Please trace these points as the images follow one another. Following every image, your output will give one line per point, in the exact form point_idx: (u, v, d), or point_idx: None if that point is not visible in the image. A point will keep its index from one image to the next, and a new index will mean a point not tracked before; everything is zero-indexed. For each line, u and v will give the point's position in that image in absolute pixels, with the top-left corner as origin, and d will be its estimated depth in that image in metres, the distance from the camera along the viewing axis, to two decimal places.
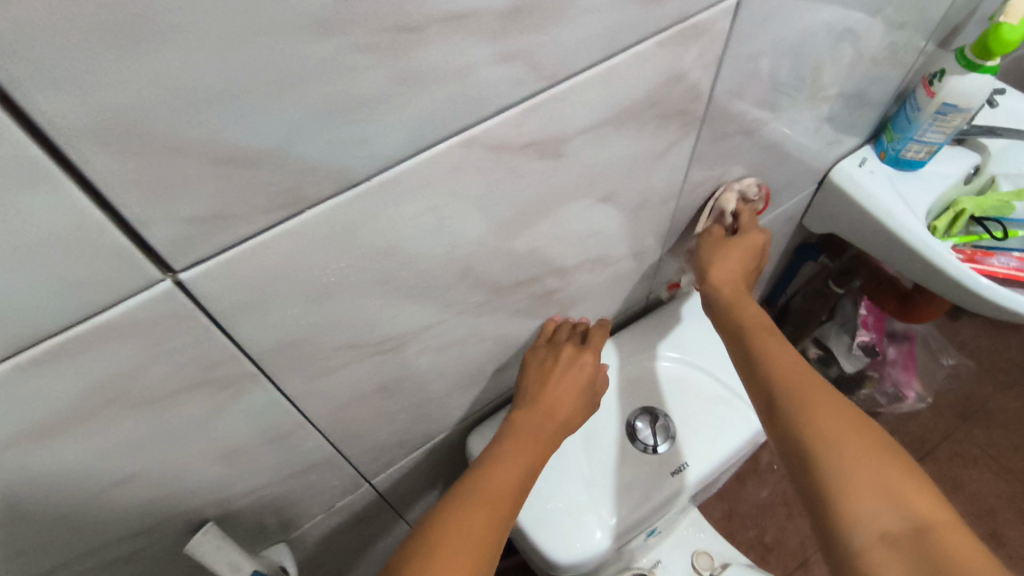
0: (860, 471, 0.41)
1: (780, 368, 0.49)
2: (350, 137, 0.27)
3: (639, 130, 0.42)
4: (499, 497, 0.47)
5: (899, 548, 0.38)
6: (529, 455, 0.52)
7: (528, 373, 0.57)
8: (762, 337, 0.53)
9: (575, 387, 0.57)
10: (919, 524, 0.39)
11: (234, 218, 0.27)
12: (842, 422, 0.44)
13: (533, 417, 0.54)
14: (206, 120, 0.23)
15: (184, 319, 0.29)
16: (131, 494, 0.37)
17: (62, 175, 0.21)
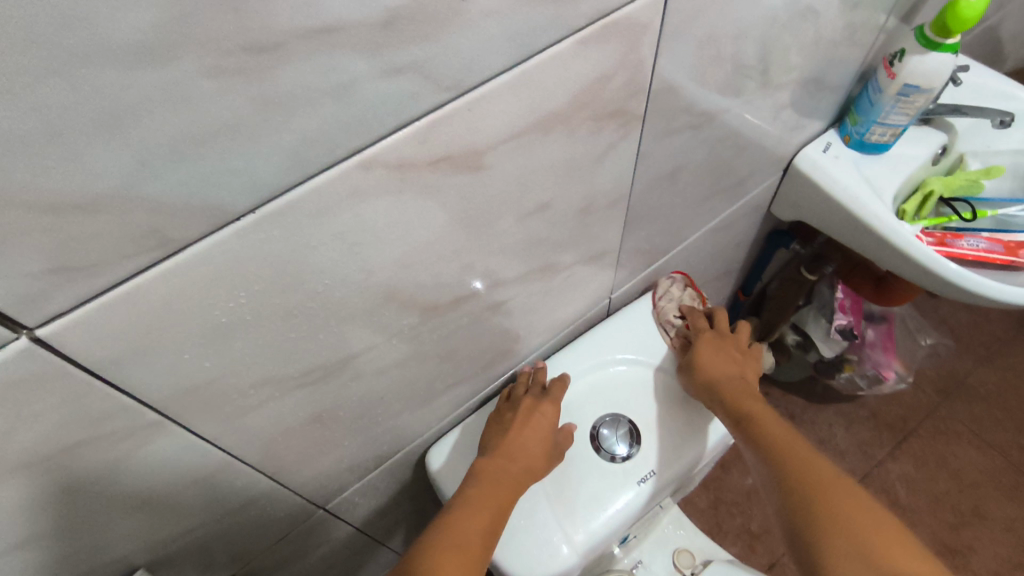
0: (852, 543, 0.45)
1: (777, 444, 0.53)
2: (214, 170, 0.24)
3: (571, 134, 0.39)
4: (467, 550, 0.47)
5: None
6: (492, 502, 0.51)
7: (490, 426, 0.58)
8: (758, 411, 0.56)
9: (538, 431, 0.56)
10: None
11: (90, 268, 0.23)
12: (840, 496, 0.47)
13: (494, 462, 0.54)
14: (22, 164, 0.20)
15: (55, 377, 0.26)
16: (35, 555, 0.34)
17: None
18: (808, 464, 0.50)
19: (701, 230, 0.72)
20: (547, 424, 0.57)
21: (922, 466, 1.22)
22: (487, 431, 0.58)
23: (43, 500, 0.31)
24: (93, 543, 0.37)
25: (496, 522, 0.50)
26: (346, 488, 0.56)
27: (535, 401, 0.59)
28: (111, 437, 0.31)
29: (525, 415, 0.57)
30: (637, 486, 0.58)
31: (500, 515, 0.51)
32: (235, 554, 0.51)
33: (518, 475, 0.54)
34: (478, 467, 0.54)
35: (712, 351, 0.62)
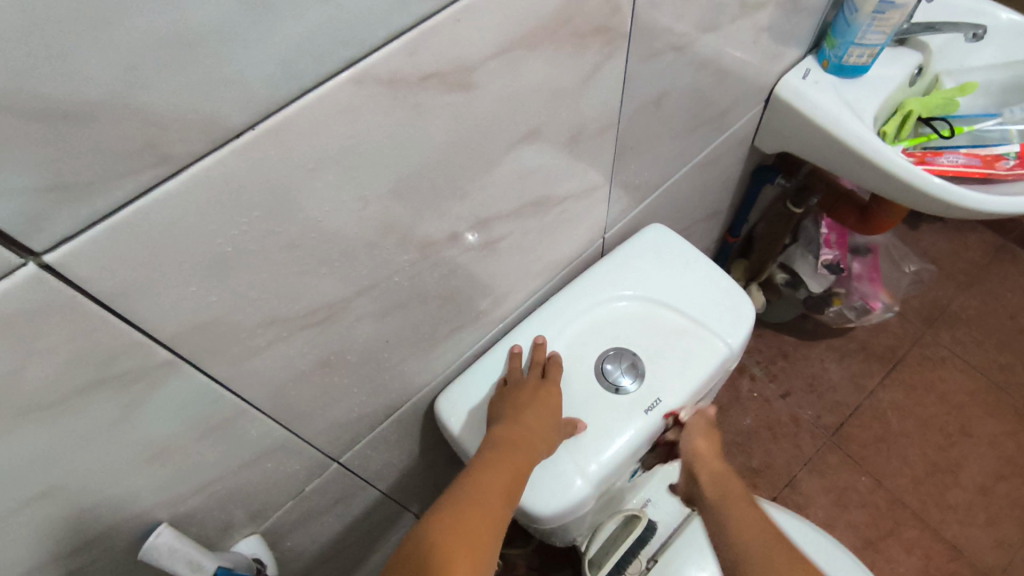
0: None
1: (754, 541, 0.53)
2: (206, 79, 0.23)
3: (557, 53, 0.39)
4: (476, 536, 0.46)
5: None
6: (504, 478, 0.51)
7: (496, 404, 0.58)
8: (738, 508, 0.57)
9: (547, 408, 0.56)
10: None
11: (89, 187, 0.23)
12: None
13: (505, 434, 0.54)
14: (8, 66, 0.19)
15: (63, 306, 0.26)
16: (57, 507, 0.34)
17: None
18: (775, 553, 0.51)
19: (687, 165, 0.72)
20: (554, 404, 0.57)
21: (911, 392, 1.25)
22: (494, 405, 0.59)
23: (62, 451, 0.31)
24: (113, 497, 0.37)
25: (508, 501, 0.50)
26: (358, 441, 0.57)
27: (539, 381, 0.59)
28: (124, 377, 0.31)
29: (533, 393, 0.57)
30: (646, 415, 0.59)
31: (513, 493, 0.50)
32: (252, 511, 0.52)
33: (530, 450, 0.53)
34: (488, 444, 0.54)
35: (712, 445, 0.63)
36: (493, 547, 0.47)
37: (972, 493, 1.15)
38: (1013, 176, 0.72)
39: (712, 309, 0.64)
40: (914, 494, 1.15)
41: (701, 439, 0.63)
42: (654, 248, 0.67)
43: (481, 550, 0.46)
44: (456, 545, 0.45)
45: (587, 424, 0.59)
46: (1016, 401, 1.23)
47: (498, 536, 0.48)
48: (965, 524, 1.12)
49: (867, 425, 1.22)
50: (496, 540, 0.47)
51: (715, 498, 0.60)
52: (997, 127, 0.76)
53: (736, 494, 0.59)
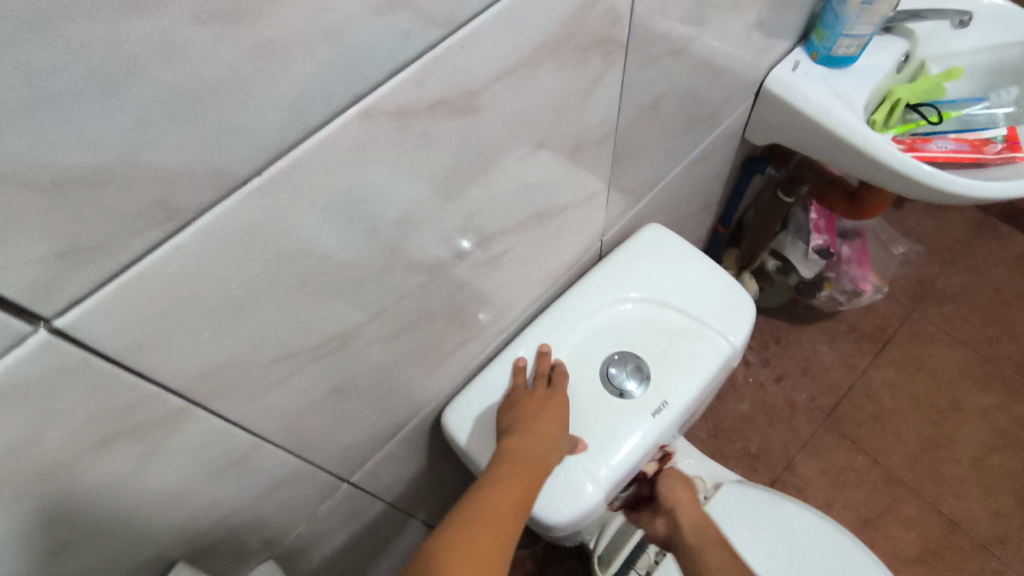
0: None
1: None
2: (218, 130, 0.23)
3: (559, 68, 0.38)
4: (484, 551, 0.44)
5: None
6: (516, 490, 0.50)
7: (503, 417, 0.58)
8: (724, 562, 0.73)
9: (553, 421, 0.56)
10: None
11: (101, 250, 0.22)
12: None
13: (516, 447, 0.53)
14: (18, 139, 0.18)
15: (78, 368, 0.25)
16: (77, 558, 0.34)
17: None
18: None
19: (681, 163, 0.72)
20: (561, 414, 0.57)
21: (902, 369, 1.27)
22: (501, 415, 0.58)
23: (78, 506, 0.31)
24: (131, 543, 0.36)
25: (518, 516, 0.48)
26: (368, 460, 0.56)
27: (545, 391, 0.59)
28: (138, 429, 0.30)
29: (540, 404, 0.57)
30: (654, 418, 0.59)
31: (524, 505, 0.49)
32: (267, 538, 0.51)
33: (539, 465, 0.53)
34: (497, 459, 0.53)
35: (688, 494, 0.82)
36: (506, 558, 0.45)
37: (965, 466, 1.17)
38: (1002, 159, 0.73)
39: (713, 308, 0.64)
40: (910, 471, 1.17)
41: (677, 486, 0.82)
42: (653, 248, 0.67)
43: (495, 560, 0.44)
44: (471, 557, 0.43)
45: (588, 442, 0.59)
46: (1004, 374, 1.25)
47: (510, 549, 0.47)
48: (960, 497, 1.15)
49: (861, 405, 1.24)
50: (506, 556, 0.45)
51: (696, 541, 0.76)
52: (983, 111, 0.78)
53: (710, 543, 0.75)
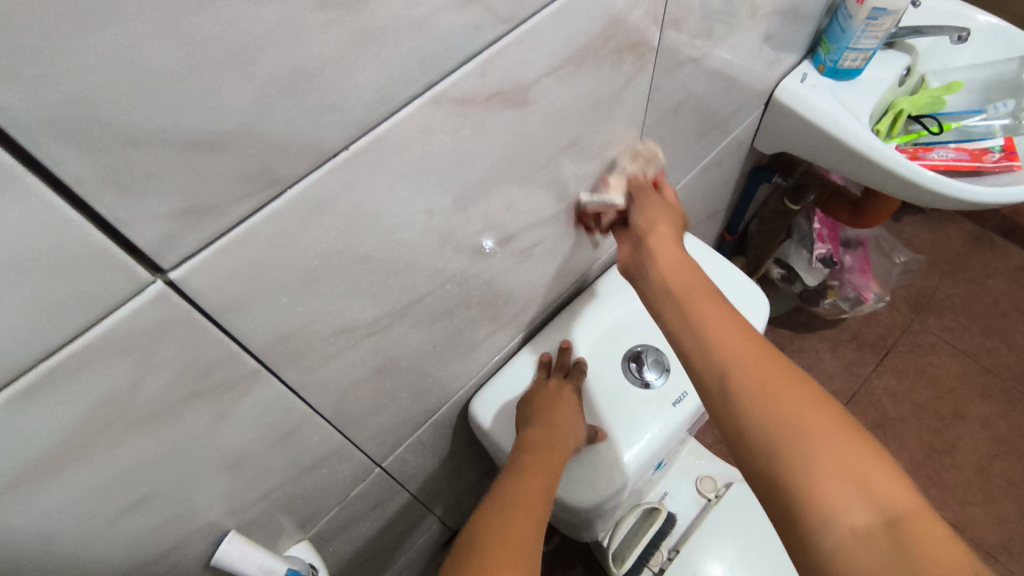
0: (838, 466, 0.35)
1: (765, 427, 0.37)
2: (317, 108, 0.26)
3: (597, 67, 0.41)
4: (525, 520, 0.45)
5: (872, 544, 0.33)
6: (541, 472, 0.52)
7: (525, 406, 0.60)
8: (775, 376, 0.39)
9: (572, 407, 0.59)
10: (891, 516, 0.33)
11: (213, 210, 0.25)
12: (947, 556, 0.32)
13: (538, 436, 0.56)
14: (162, 104, 0.21)
15: (180, 321, 0.27)
16: (146, 517, 0.36)
17: (35, 181, 0.20)
18: (834, 439, 0.36)
19: (695, 168, 0.76)
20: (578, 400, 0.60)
21: (903, 378, 1.30)
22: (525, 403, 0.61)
23: (156, 461, 0.33)
24: (190, 506, 0.38)
25: (546, 491, 0.50)
26: (399, 445, 0.58)
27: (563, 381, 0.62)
28: (215, 389, 0.32)
29: (558, 394, 0.60)
30: (673, 408, 0.61)
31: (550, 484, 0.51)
32: (303, 519, 0.53)
33: (561, 448, 0.55)
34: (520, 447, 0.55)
35: (664, 206, 0.56)
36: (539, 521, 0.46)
37: (968, 474, 1.19)
38: (1000, 167, 0.76)
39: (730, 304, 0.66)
40: (915, 477, 1.20)
41: (652, 214, 0.56)
42: None
43: (529, 525, 0.45)
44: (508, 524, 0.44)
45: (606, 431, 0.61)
46: (1004, 383, 1.28)
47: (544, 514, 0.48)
48: (964, 504, 1.17)
49: (864, 412, 1.26)
50: (541, 521, 0.46)
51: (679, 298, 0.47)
52: (981, 123, 0.80)
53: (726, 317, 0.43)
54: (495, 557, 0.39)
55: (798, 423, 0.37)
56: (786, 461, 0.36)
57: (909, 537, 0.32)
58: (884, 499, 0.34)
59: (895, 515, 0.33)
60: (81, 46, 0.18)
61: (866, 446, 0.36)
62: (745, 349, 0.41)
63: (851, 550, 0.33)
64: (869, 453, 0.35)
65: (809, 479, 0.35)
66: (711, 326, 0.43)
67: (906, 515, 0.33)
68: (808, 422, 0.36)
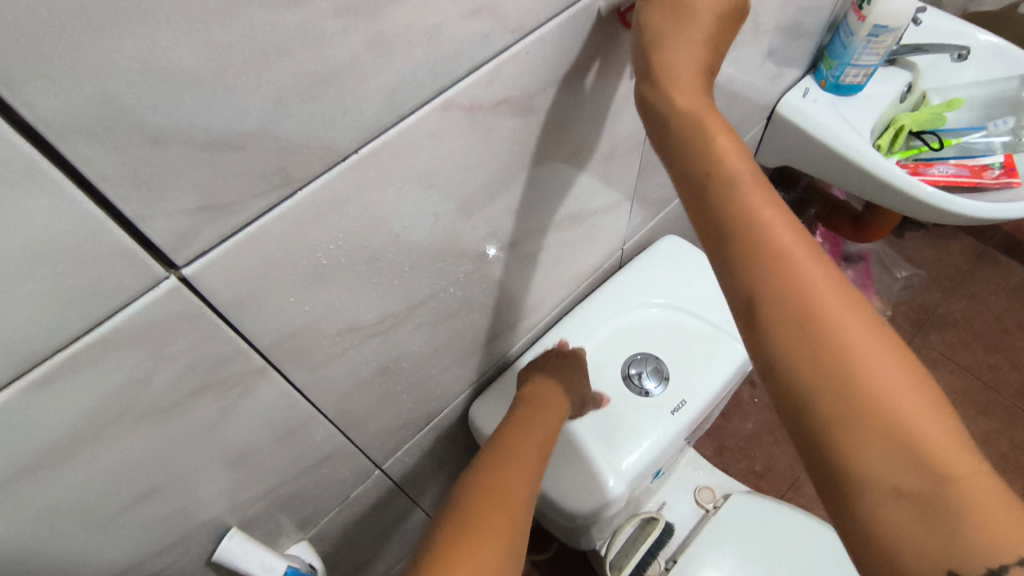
0: (889, 420, 0.29)
1: (807, 369, 0.31)
2: (330, 111, 0.26)
3: (602, 78, 0.42)
4: (516, 467, 0.47)
5: (913, 508, 0.29)
6: (543, 424, 0.53)
7: (529, 370, 0.61)
8: (825, 302, 0.31)
9: (576, 372, 0.61)
10: (945, 479, 0.28)
11: (229, 206, 0.26)
12: (998, 522, 0.28)
13: (537, 392, 0.57)
14: (183, 103, 0.22)
15: (191, 316, 0.28)
16: (150, 510, 0.36)
17: (61, 177, 0.21)
18: (885, 388, 0.29)
19: None
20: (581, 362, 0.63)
21: None
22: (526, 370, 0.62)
23: (162, 454, 0.33)
24: (193, 501, 0.39)
25: (545, 443, 0.52)
26: (400, 448, 0.59)
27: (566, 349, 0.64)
28: (223, 384, 0.33)
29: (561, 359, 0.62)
30: (670, 416, 0.62)
31: (549, 434, 0.53)
32: (302, 518, 0.53)
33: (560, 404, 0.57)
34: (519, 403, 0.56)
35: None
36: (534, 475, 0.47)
37: None
38: (1000, 184, 0.77)
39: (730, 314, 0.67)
40: None
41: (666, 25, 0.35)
42: (672, 257, 0.71)
43: (520, 485, 0.45)
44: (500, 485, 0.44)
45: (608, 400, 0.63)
46: (1005, 399, 1.28)
47: (541, 465, 0.49)
48: None
49: None
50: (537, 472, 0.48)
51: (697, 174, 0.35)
52: (982, 139, 0.82)
53: (768, 212, 0.33)
54: (480, 510, 0.41)
55: (850, 365, 0.30)
56: (827, 412, 0.30)
57: (958, 503, 0.28)
58: (937, 461, 0.29)
59: (948, 478, 0.28)
60: (112, 48, 0.19)
61: (926, 394, 0.30)
62: (788, 262, 0.32)
63: (890, 511, 0.29)
64: (928, 402, 0.30)
65: (853, 435, 0.30)
66: (746, 227, 0.33)
67: (961, 480, 0.29)
68: (860, 365, 0.30)
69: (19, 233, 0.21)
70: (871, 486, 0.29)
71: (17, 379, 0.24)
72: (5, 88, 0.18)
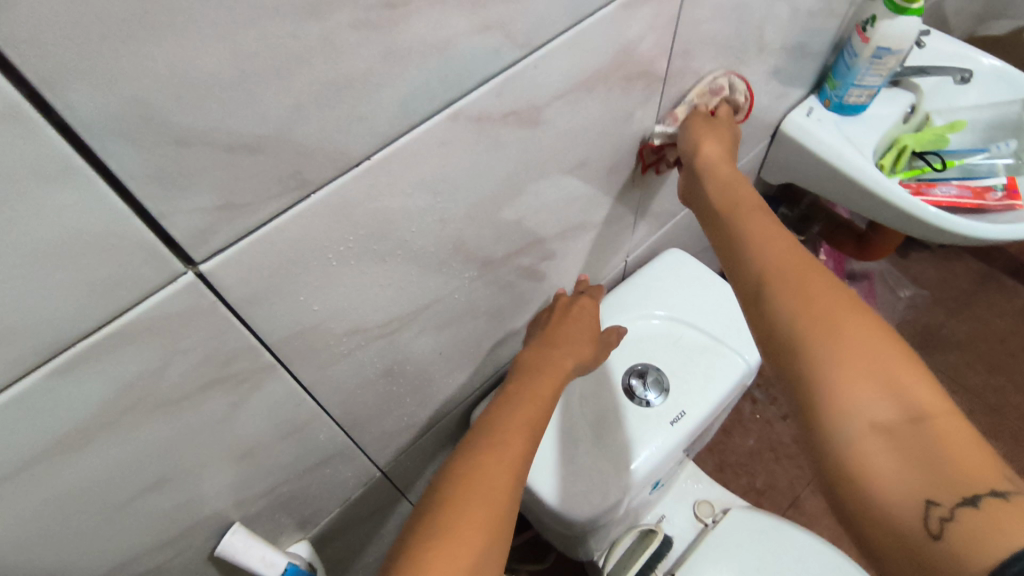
0: (865, 358, 0.33)
1: (793, 315, 0.36)
2: (345, 118, 0.28)
3: (607, 93, 0.44)
4: (501, 450, 0.44)
5: (893, 442, 0.31)
6: (545, 384, 0.53)
7: (532, 331, 0.60)
8: (809, 273, 0.38)
9: (582, 327, 0.60)
10: (918, 414, 0.31)
11: (247, 205, 0.27)
12: (971, 460, 0.30)
13: (538, 352, 0.56)
14: (208, 107, 0.23)
15: (206, 311, 0.29)
16: (157, 501, 0.37)
17: (92, 174, 0.22)
18: (861, 333, 0.34)
19: None
20: (589, 313, 0.61)
21: None
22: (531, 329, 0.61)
23: (173, 446, 0.34)
24: (199, 495, 0.40)
25: (544, 404, 0.51)
26: (401, 451, 0.59)
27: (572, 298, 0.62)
28: (234, 379, 0.34)
29: (565, 312, 0.60)
30: (671, 427, 0.62)
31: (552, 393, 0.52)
32: (303, 518, 0.54)
33: (563, 362, 0.56)
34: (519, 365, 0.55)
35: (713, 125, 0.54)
36: (528, 450, 0.46)
37: None
38: (1002, 206, 0.79)
39: (731, 327, 0.68)
40: None
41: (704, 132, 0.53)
42: (674, 270, 0.72)
43: (507, 473, 0.43)
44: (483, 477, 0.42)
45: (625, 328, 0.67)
46: (1009, 422, 1.28)
47: (539, 433, 0.48)
48: None
49: None
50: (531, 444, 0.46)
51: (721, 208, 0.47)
52: (985, 162, 0.83)
53: (768, 222, 0.43)
54: (458, 512, 0.39)
55: (829, 313, 0.35)
56: (810, 356, 0.34)
57: (934, 438, 0.31)
58: (911, 400, 0.32)
59: (920, 415, 0.31)
60: (146, 53, 0.20)
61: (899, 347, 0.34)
62: (779, 244, 0.40)
63: (870, 443, 0.32)
64: (902, 357, 0.34)
65: (833, 374, 0.33)
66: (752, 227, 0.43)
67: (933, 417, 0.31)
68: (838, 313, 0.35)
69: (51, 227, 0.22)
70: (850, 418, 0.32)
71: (40, 367, 0.25)
72: (46, 90, 0.19)
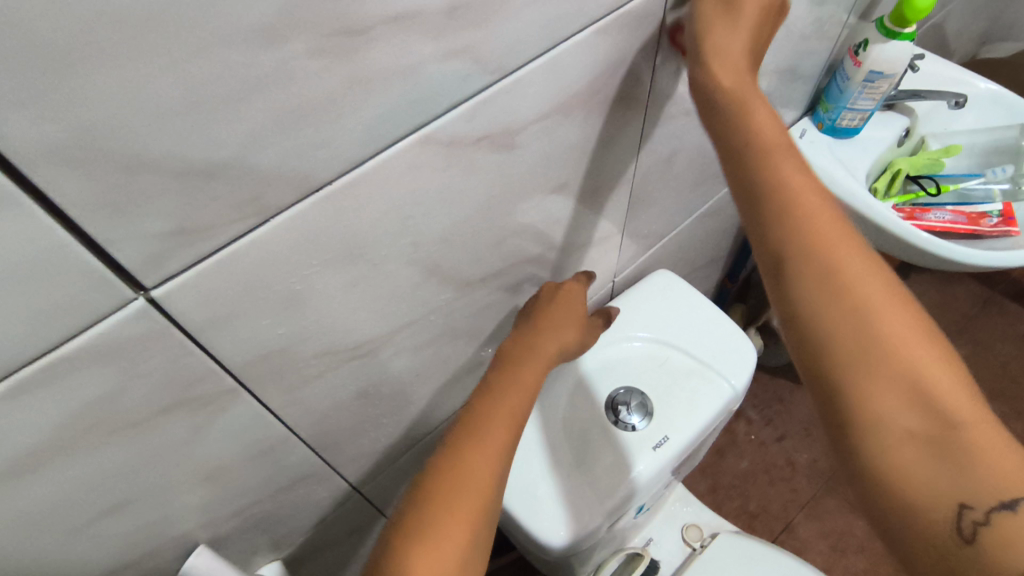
0: (902, 363, 0.33)
1: (829, 316, 0.35)
2: (306, 143, 0.27)
3: (586, 116, 0.43)
4: (492, 434, 0.44)
5: (928, 448, 0.32)
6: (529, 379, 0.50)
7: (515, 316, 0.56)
8: (846, 263, 0.36)
9: (569, 318, 0.56)
10: (956, 421, 0.32)
11: (203, 231, 0.27)
12: (1007, 463, 0.31)
13: (523, 342, 0.52)
14: (157, 134, 0.23)
15: (161, 336, 0.29)
16: (117, 524, 0.37)
17: (31, 202, 0.21)
18: (898, 335, 0.34)
19: (694, 215, 0.77)
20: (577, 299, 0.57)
21: None
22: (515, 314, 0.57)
23: (131, 469, 0.34)
24: (163, 517, 0.39)
25: (525, 401, 0.48)
26: (379, 471, 0.59)
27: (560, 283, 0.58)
28: (196, 402, 0.34)
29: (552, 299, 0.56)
30: (653, 452, 0.62)
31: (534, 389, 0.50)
32: (276, 538, 0.53)
33: (546, 356, 0.53)
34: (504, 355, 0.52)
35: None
36: (510, 445, 0.45)
37: None
38: (998, 232, 0.78)
39: (717, 351, 0.67)
40: None
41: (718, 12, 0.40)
42: (660, 292, 0.71)
43: (495, 460, 0.43)
44: (470, 466, 0.42)
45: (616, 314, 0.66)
46: None
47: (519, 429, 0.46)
48: None
49: None
50: (512, 444, 0.45)
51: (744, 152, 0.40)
52: (980, 187, 0.83)
53: (799, 184, 0.39)
54: (442, 505, 0.40)
55: (866, 314, 0.34)
56: (845, 362, 0.34)
57: (968, 444, 0.31)
58: (947, 406, 0.32)
59: (958, 422, 0.32)
60: (88, 83, 0.20)
61: (935, 347, 0.34)
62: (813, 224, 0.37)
63: (905, 450, 0.32)
64: (943, 360, 0.34)
65: (869, 382, 0.33)
66: (783, 196, 0.38)
67: (972, 423, 0.32)
68: (876, 313, 0.34)
69: None
70: (885, 425, 0.32)
71: None
72: None
